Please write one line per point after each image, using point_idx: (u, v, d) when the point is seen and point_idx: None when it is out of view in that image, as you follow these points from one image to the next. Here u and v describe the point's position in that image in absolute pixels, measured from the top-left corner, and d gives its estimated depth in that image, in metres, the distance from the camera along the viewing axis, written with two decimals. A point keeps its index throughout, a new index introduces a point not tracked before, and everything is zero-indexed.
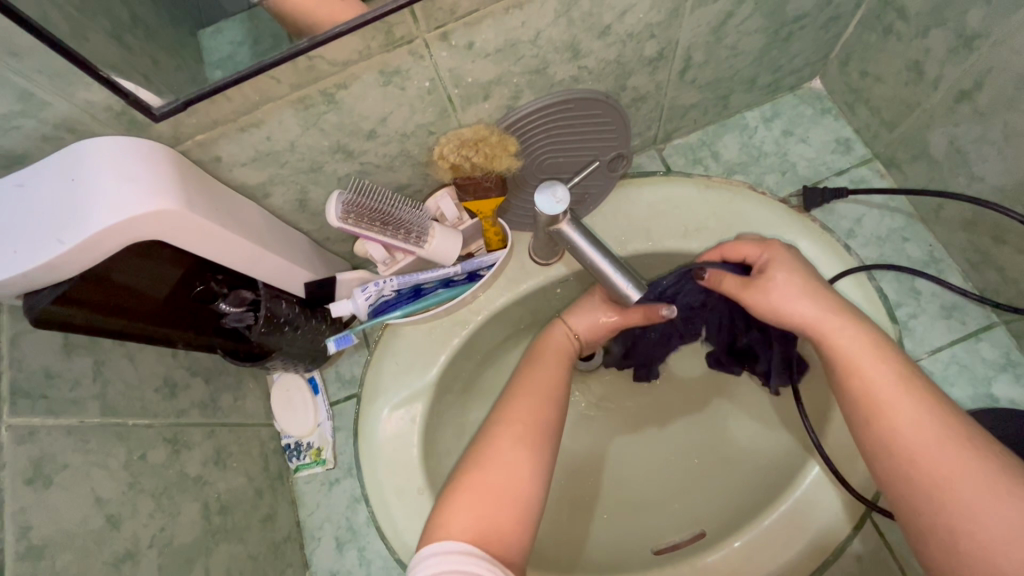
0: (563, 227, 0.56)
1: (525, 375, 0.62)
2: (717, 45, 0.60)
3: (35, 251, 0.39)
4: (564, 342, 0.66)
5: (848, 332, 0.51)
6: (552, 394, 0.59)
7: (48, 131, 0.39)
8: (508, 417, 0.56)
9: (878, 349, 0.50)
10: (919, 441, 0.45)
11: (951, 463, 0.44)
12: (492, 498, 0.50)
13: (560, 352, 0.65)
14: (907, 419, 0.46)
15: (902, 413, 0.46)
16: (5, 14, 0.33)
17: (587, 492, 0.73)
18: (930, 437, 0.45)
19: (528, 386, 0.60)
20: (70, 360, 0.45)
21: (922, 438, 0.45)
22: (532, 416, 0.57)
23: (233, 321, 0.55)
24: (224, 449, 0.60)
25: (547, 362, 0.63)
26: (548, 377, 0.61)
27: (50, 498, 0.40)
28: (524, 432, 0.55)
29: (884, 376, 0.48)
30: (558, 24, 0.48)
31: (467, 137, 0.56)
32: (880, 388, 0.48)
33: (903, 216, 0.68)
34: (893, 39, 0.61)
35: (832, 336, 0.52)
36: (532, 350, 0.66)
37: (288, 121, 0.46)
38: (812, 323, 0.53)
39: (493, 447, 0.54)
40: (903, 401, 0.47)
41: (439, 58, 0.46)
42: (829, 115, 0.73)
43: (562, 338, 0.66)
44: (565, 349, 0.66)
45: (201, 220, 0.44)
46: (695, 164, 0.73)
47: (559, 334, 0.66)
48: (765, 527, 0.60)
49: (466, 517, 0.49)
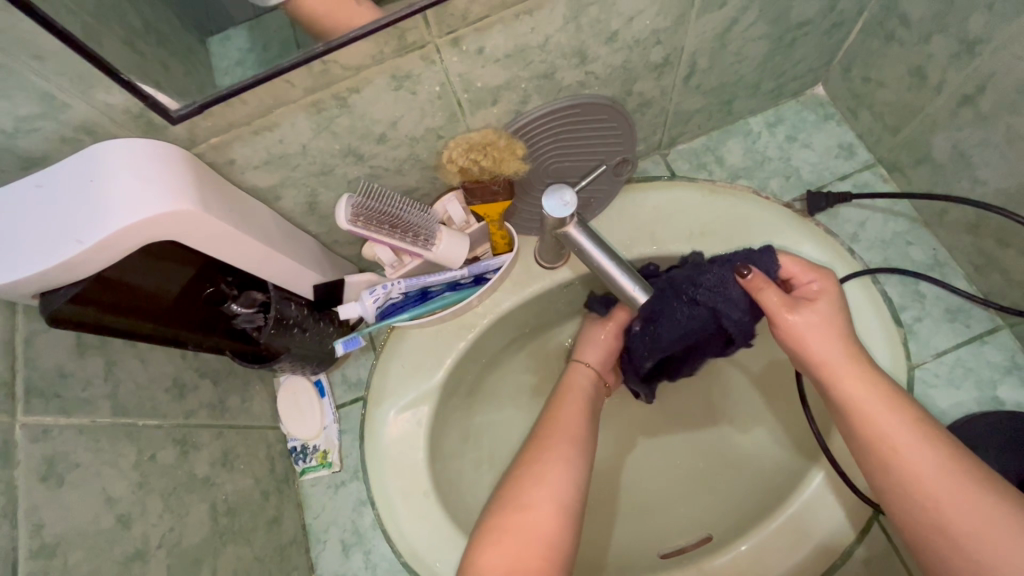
0: (570, 230, 0.56)
1: (552, 421, 0.62)
2: (721, 51, 0.60)
3: (51, 251, 0.39)
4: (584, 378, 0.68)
5: (863, 382, 0.51)
6: (579, 440, 0.60)
7: (67, 133, 0.40)
8: (535, 469, 0.56)
9: (878, 385, 0.50)
10: (947, 500, 0.45)
11: (952, 501, 0.45)
12: (523, 536, 0.51)
13: (584, 392, 0.67)
14: (915, 462, 0.47)
15: (927, 473, 0.46)
16: (33, 18, 0.33)
17: (602, 498, 0.72)
18: (957, 495, 0.45)
19: (554, 432, 0.61)
20: (83, 359, 0.46)
21: (933, 479, 0.46)
22: (563, 463, 0.57)
23: (243, 321, 0.55)
24: (232, 451, 0.60)
25: (573, 399, 0.65)
26: (574, 423, 0.62)
27: (61, 497, 0.40)
28: (553, 483, 0.55)
29: (890, 420, 0.49)
30: (566, 29, 0.49)
31: (476, 140, 0.57)
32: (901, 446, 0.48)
33: (907, 220, 0.68)
34: (895, 45, 0.62)
35: (840, 370, 0.51)
36: (557, 389, 0.67)
37: (300, 124, 0.46)
38: (834, 372, 0.52)
39: (520, 495, 0.54)
40: (927, 457, 0.47)
41: (450, 62, 0.47)
42: (832, 120, 0.74)
43: (585, 376, 0.69)
44: (589, 387, 0.68)
45: (215, 222, 0.44)
46: (699, 169, 0.74)
47: (579, 373, 0.69)
48: (773, 530, 0.59)
49: (494, 557, 0.51)
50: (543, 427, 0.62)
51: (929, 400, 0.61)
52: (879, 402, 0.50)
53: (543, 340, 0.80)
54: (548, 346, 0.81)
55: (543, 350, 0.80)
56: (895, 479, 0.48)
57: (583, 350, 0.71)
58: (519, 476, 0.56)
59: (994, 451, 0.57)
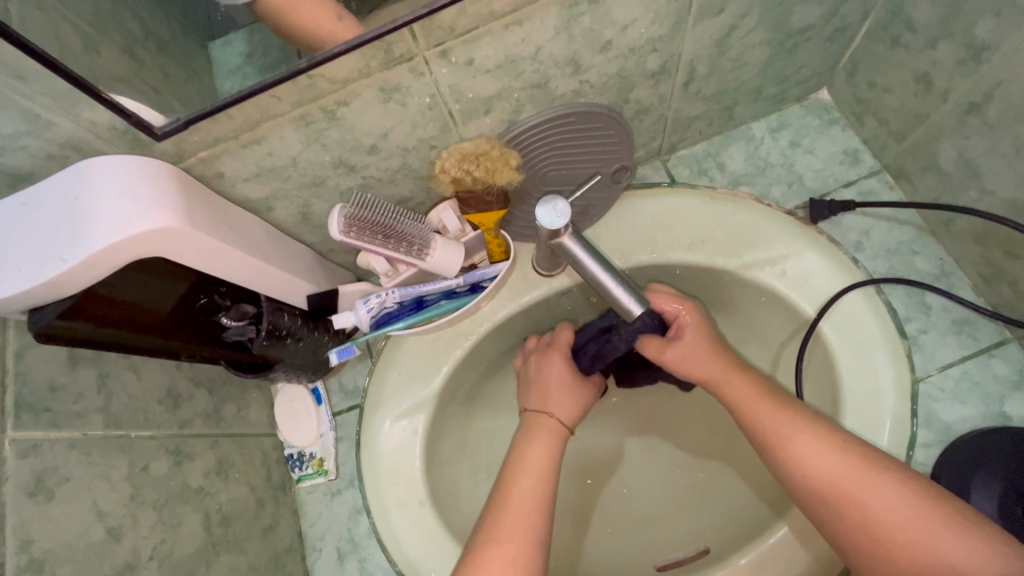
0: (565, 240, 0.56)
1: (516, 465, 0.60)
2: (721, 58, 0.59)
3: (39, 269, 0.39)
4: (551, 436, 0.62)
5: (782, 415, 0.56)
6: (534, 502, 0.56)
7: (54, 150, 0.40)
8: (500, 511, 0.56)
9: (785, 403, 0.57)
10: (871, 504, 0.50)
11: (875, 505, 0.50)
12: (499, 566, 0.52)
13: (546, 452, 0.61)
14: (836, 475, 0.52)
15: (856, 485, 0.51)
16: (19, 48, 0.35)
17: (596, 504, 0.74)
18: (883, 505, 0.50)
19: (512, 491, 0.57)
20: (75, 372, 0.46)
21: (853, 486, 0.51)
22: (522, 514, 0.56)
23: (233, 334, 0.54)
24: (227, 460, 0.60)
25: (536, 453, 0.61)
26: (535, 475, 0.58)
27: (50, 512, 0.41)
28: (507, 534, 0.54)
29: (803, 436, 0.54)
30: (558, 39, 0.48)
31: (469, 151, 0.56)
32: (829, 468, 0.52)
33: (913, 228, 0.66)
34: (901, 50, 0.60)
35: (736, 390, 0.60)
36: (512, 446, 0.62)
37: (289, 138, 0.46)
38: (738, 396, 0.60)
39: (483, 565, 0.52)
40: (852, 473, 0.52)
41: (439, 74, 0.46)
42: (836, 125, 0.72)
43: (547, 431, 0.63)
44: (555, 441, 0.62)
45: (202, 237, 0.44)
46: (700, 175, 0.72)
47: (544, 429, 0.63)
48: (771, 545, 0.59)
49: None
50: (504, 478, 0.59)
51: (934, 415, 0.60)
52: (798, 431, 0.55)
53: None
54: None
55: None
56: (824, 500, 0.52)
57: (545, 401, 0.65)
58: (480, 543, 0.54)
59: (1001, 468, 0.55)
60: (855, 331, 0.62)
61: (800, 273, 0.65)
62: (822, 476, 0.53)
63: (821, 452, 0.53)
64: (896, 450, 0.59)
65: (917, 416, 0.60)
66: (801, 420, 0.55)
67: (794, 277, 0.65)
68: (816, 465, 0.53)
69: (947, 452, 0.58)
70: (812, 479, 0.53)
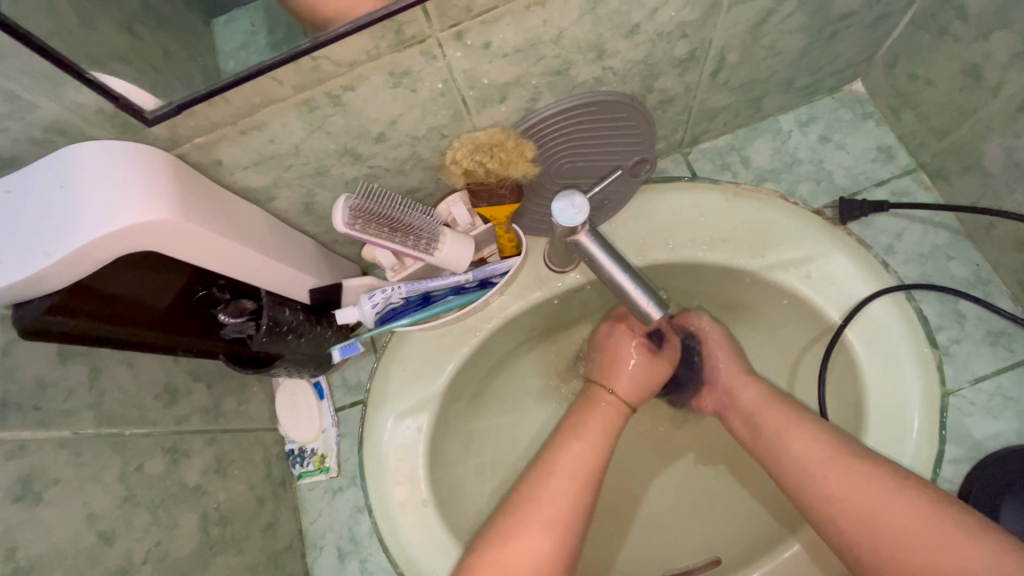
0: (581, 238, 0.53)
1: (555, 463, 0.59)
2: (754, 45, 0.55)
3: (20, 263, 0.37)
4: (608, 411, 0.63)
5: (778, 412, 0.60)
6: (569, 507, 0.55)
7: (37, 133, 0.37)
8: (525, 512, 0.55)
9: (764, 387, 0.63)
10: (833, 474, 0.53)
11: (838, 474, 0.52)
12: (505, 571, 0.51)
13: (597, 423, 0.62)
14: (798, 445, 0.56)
15: (847, 484, 0.52)
16: (8, 32, 0.32)
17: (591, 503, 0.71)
18: (853, 478, 0.52)
19: (537, 501, 0.56)
20: (65, 368, 0.44)
21: (822, 460, 0.54)
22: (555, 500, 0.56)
23: (232, 331, 0.52)
24: (225, 457, 0.59)
25: (590, 433, 0.61)
26: (580, 459, 0.59)
27: (37, 517, 0.39)
28: (552, 522, 0.54)
29: (781, 420, 0.59)
30: (583, 22, 0.44)
31: (482, 140, 0.53)
32: (819, 466, 0.54)
33: (948, 232, 0.63)
34: (948, 40, 0.56)
35: (736, 381, 0.65)
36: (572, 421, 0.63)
37: (291, 124, 0.43)
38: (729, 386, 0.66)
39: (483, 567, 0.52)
40: (817, 446, 0.55)
41: (453, 57, 0.43)
42: (870, 120, 0.68)
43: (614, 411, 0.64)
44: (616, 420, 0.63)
45: (199, 231, 0.41)
46: (723, 170, 0.69)
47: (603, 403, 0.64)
48: (787, 558, 0.57)
49: None
50: (517, 495, 0.57)
51: (965, 430, 0.57)
52: (778, 416, 0.59)
53: (551, 343, 0.77)
54: (557, 351, 0.78)
55: (550, 354, 0.77)
56: (808, 488, 0.54)
57: (612, 378, 0.65)
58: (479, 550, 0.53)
59: None
60: (881, 338, 0.59)
61: (826, 277, 0.62)
62: (791, 449, 0.57)
63: (786, 424, 0.58)
64: (923, 466, 0.56)
65: (946, 431, 0.57)
66: (799, 422, 0.58)
67: (820, 280, 0.62)
68: (802, 456, 0.55)
69: (978, 469, 0.55)
70: (798, 469, 0.55)
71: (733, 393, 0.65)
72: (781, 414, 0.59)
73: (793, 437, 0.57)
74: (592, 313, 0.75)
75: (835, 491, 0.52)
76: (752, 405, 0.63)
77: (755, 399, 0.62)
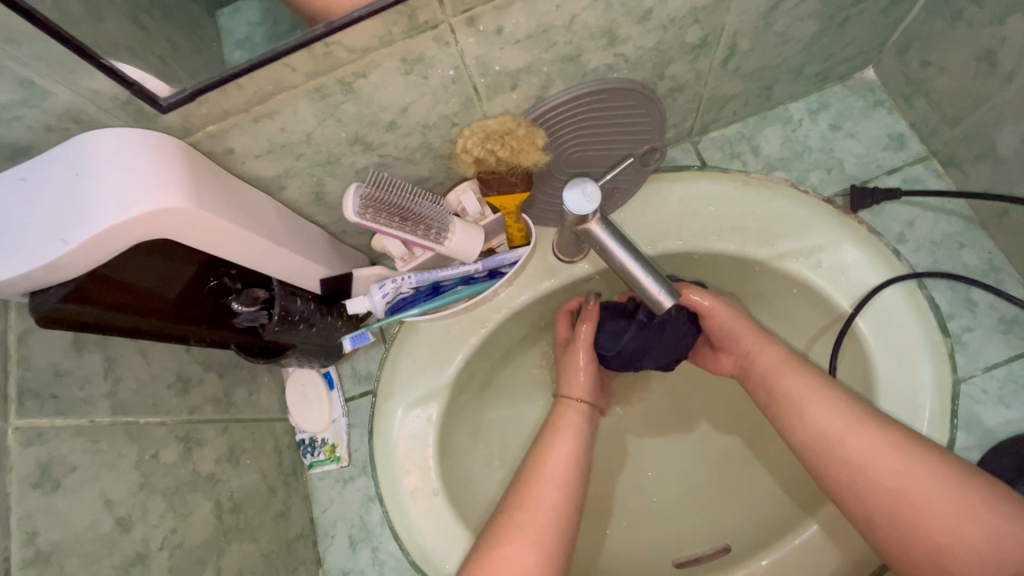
0: (592, 227, 0.53)
1: (536, 472, 0.58)
2: (765, 32, 0.55)
3: (39, 252, 0.37)
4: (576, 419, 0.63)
5: (792, 375, 0.58)
6: (553, 515, 0.55)
7: (51, 121, 0.37)
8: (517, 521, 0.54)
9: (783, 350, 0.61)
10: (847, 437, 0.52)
11: (852, 438, 0.52)
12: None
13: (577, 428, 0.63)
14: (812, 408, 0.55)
15: (871, 457, 0.50)
16: (24, 17, 0.32)
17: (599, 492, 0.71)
18: (867, 442, 0.51)
19: (526, 515, 0.54)
20: (80, 357, 0.44)
21: (836, 424, 0.53)
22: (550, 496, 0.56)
23: (245, 320, 0.52)
24: (237, 447, 0.59)
25: (563, 436, 0.61)
26: (563, 461, 0.59)
27: (56, 503, 0.39)
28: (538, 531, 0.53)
29: (796, 383, 0.57)
30: (595, 8, 0.44)
31: (492, 128, 0.52)
32: (849, 447, 0.51)
33: (961, 219, 0.63)
34: (962, 26, 0.56)
35: (755, 344, 0.62)
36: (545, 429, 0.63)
37: (303, 112, 0.43)
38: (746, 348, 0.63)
39: None
40: (829, 409, 0.54)
41: (465, 44, 0.43)
42: (881, 108, 0.68)
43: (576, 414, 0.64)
44: (583, 425, 0.64)
45: (211, 218, 0.41)
46: (732, 159, 0.68)
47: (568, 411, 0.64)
48: (794, 546, 0.57)
49: None
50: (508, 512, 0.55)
51: (976, 418, 0.57)
52: (793, 378, 0.57)
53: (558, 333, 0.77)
54: None
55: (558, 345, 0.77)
56: (822, 450, 0.53)
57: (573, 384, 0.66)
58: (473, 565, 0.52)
59: None
60: (892, 327, 0.59)
61: (837, 266, 0.62)
62: (803, 414, 0.55)
63: (798, 386, 0.57)
64: None
65: (958, 419, 0.57)
66: (824, 395, 0.55)
67: (831, 270, 0.62)
68: (815, 417, 0.54)
69: (989, 456, 0.55)
70: (810, 431, 0.54)
71: (751, 355, 0.62)
72: (799, 378, 0.57)
73: (811, 403, 0.55)
74: None
75: (846, 453, 0.51)
76: (774, 370, 0.59)
77: (774, 363, 0.60)
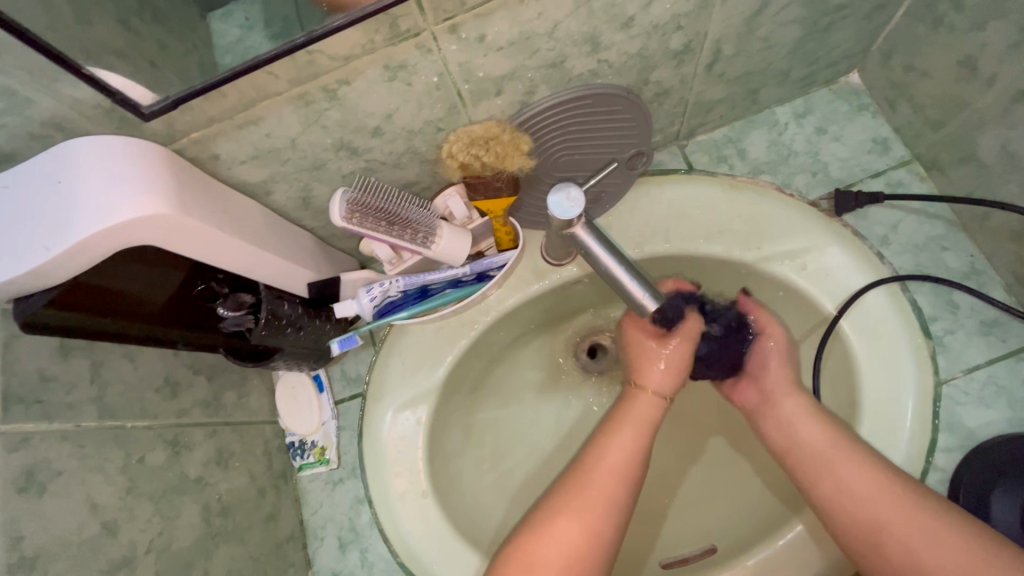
0: (578, 231, 0.53)
1: (592, 461, 0.56)
2: (749, 37, 0.55)
3: (22, 259, 0.37)
4: (648, 409, 0.59)
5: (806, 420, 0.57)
6: (611, 504, 0.54)
7: (35, 128, 0.38)
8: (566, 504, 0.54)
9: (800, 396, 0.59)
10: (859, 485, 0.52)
11: (864, 487, 0.51)
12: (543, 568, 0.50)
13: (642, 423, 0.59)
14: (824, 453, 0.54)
15: (857, 476, 0.52)
16: (4, 28, 0.32)
17: None
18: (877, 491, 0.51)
19: (577, 504, 0.54)
20: (67, 361, 0.44)
21: (848, 470, 0.53)
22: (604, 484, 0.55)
23: (232, 325, 0.52)
24: (226, 449, 0.59)
25: (629, 428, 0.58)
26: (623, 455, 0.56)
27: (42, 506, 0.40)
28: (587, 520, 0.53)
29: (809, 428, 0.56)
30: (577, 15, 0.44)
31: (478, 134, 0.53)
32: (859, 494, 0.51)
33: (943, 223, 0.63)
34: (943, 31, 0.56)
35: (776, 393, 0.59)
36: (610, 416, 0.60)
37: (288, 118, 0.43)
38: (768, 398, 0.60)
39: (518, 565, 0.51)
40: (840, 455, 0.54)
41: (448, 51, 0.43)
42: (866, 111, 0.68)
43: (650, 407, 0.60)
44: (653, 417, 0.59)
45: (194, 223, 0.41)
46: (719, 162, 0.69)
47: (641, 400, 0.60)
48: (781, 547, 0.58)
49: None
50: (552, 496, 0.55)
51: (957, 419, 0.58)
52: (808, 425, 0.56)
53: (547, 336, 0.77)
54: (556, 343, 0.78)
55: (548, 347, 0.77)
56: (834, 498, 0.52)
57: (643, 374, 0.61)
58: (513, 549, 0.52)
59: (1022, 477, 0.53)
60: (876, 330, 0.60)
61: (821, 268, 0.62)
62: (819, 458, 0.54)
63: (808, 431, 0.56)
64: (916, 454, 0.57)
65: (939, 421, 0.58)
66: (834, 440, 0.55)
67: (815, 272, 0.62)
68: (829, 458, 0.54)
69: (970, 458, 0.56)
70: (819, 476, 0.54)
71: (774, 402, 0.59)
72: (814, 426, 0.56)
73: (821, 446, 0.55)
74: (589, 305, 0.76)
75: (858, 501, 0.51)
76: (789, 414, 0.58)
77: (793, 409, 0.58)
